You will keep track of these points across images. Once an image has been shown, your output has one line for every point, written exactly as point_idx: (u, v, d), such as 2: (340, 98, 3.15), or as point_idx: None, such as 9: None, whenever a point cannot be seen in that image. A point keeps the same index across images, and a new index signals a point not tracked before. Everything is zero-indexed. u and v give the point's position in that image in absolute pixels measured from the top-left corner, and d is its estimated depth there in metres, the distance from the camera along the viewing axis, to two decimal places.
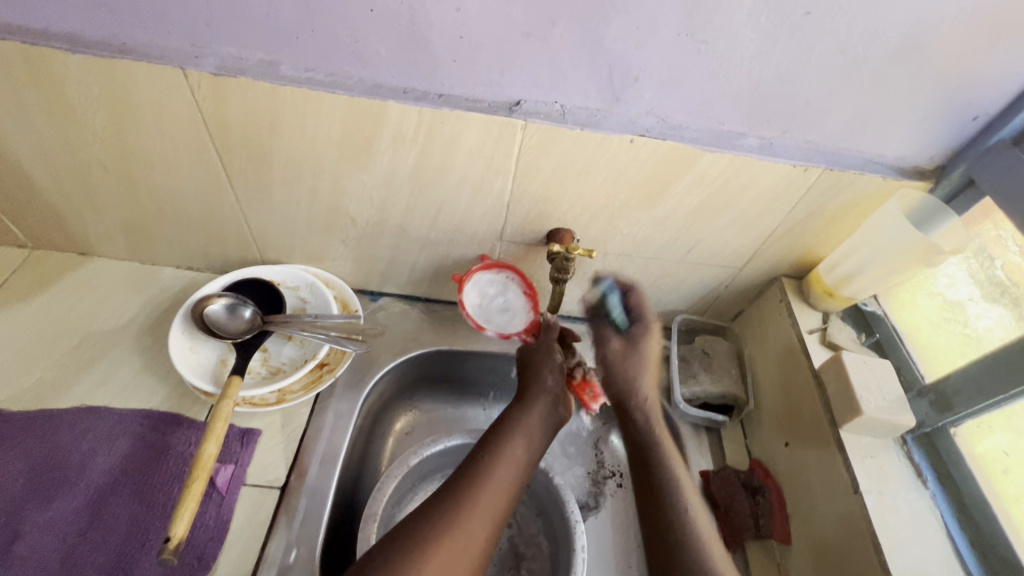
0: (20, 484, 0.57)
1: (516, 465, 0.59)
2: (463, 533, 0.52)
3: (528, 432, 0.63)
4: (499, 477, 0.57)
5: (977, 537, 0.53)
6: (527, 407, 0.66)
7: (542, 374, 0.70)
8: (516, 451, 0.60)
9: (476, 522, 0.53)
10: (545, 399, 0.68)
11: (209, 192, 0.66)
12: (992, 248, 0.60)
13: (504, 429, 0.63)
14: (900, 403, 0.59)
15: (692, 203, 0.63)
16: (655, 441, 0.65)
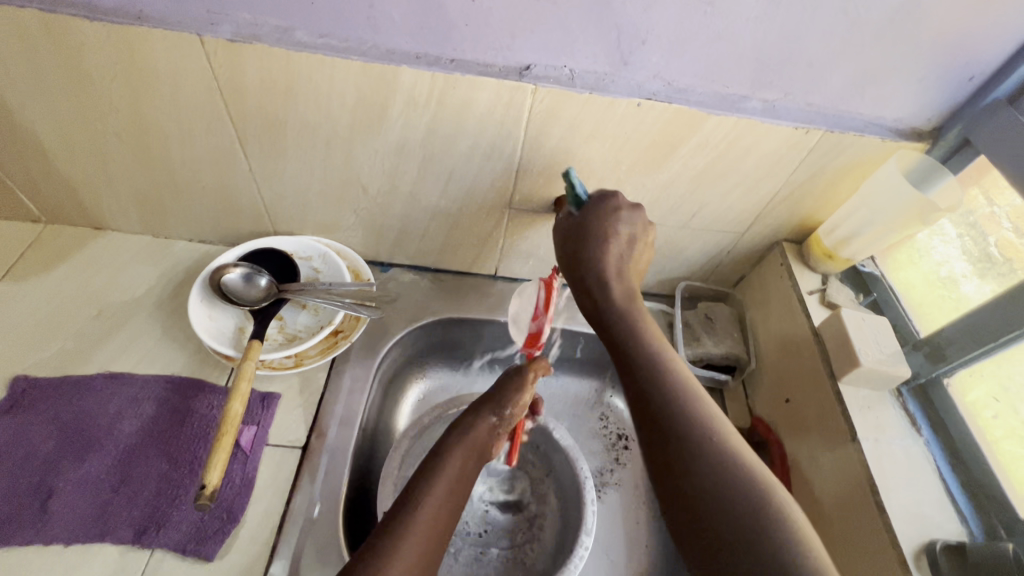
0: (53, 445, 0.60)
1: (461, 474, 0.58)
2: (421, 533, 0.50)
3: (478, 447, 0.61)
4: (448, 484, 0.56)
5: (968, 478, 0.56)
6: (481, 419, 0.63)
7: (511, 394, 0.65)
8: (463, 463, 0.59)
9: (428, 524, 0.51)
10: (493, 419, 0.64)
11: (223, 162, 0.67)
12: (987, 224, 0.62)
13: (451, 437, 0.61)
14: (897, 356, 0.61)
15: (697, 167, 0.64)
16: (621, 312, 0.55)
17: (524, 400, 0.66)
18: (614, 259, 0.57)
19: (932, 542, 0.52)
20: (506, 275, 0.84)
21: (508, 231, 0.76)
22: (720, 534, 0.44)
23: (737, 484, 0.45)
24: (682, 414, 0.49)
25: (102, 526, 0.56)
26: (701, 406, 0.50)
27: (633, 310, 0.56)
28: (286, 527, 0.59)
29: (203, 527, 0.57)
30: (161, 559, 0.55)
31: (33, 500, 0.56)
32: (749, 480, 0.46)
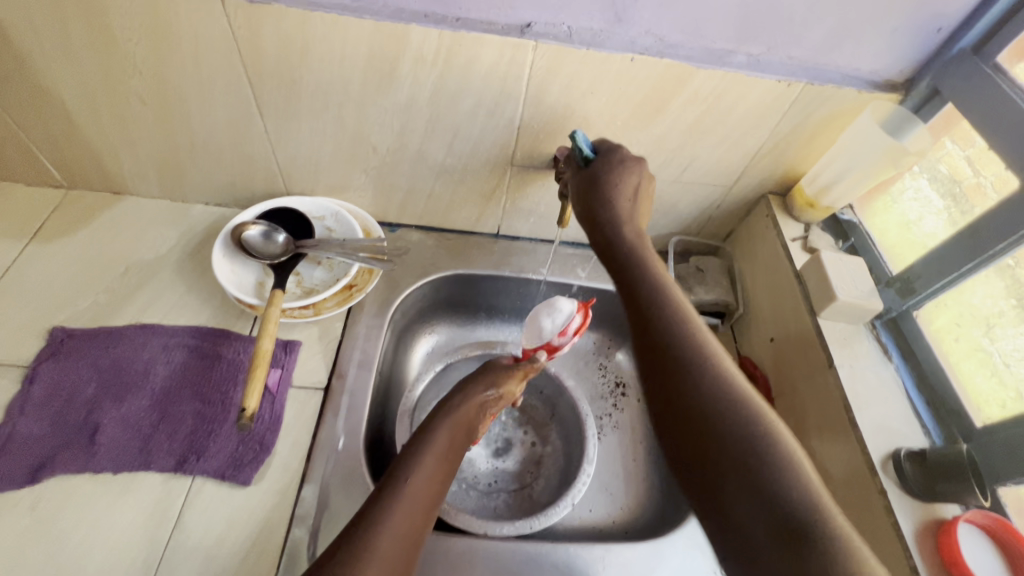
0: (94, 387, 0.65)
1: (449, 446, 0.59)
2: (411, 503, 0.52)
3: (465, 425, 0.62)
4: (435, 456, 0.57)
5: (933, 397, 0.63)
6: (469, 397, 0.64)
7: (501, 380, 0.66)
8: (449, 439, 0.60)
9: (418, 494, 0.53)
10: (484, 400, 0.64)
11: (240, 124, 0.70)
12: (962, 181, 0.65)
13: (441, 412, 0.62)
14: (871, 292, 0.67)
15: (687, 121, 0.69)
16: (627, 240, 0.62)
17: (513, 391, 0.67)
18: (627, 209, 0.63)
19: (898, 451, 0.57)
20: (508, 233, 0.88)
21: (510, 189, 0.80)
22: (733, 455, 0.47)
23: (750, 419, 0.48)
24: (698, 351, 0.53)
25: (146, 456, 0.61)
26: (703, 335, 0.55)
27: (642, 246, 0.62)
28: (314, 457, 0.64)
29: (238, 457, 0.62)
30: (201, 485, 0.60)
31: (81, 434, 0.61)
32: (749, 420, 0.48)
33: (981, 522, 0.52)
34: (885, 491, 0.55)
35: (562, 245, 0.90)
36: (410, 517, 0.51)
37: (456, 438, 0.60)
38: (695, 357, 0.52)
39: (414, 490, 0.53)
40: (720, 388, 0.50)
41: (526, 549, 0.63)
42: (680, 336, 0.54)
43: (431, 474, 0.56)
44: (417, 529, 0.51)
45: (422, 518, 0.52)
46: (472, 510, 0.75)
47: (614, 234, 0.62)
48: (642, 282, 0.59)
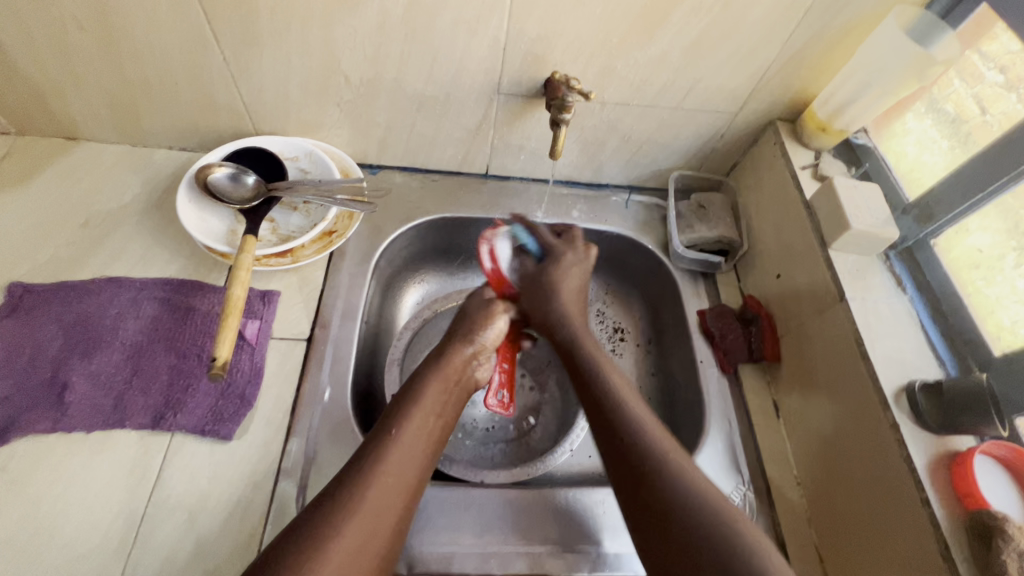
0: (60, 343, 0.60)
1: (438, 408, 0.57)
2: (397, 469, 0.50)
3: (453, 379, 0.61)
4: (422, 420, 0.55)
5: (948, 329, 0.59)
6: (455, 351, 0.63)
7: (483, 324, 0.66)
8: (436, 399, 0.57)
9: (404, 459, 0.51)
10: (470, 349, 0.64)
11: (194, 53, 0.63)
12: (962, 112, 0.62)
13: (428, 373, 0.60)
14: (887, 220, 0.62)
15: (690, 35, 0.62)
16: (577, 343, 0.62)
17: (499, 323, 0.67)
18: (568, 279, 0.69)
19: (911, 383, 0.54)
20: (497, 172, 0.83)
21: (498, 122, 0.74)
22: (663, 504, 0.45)
23: (689, 486, 0.46)
24: (630, 413, 0.53)
25: (121, 414, 0.58)
26: (630, 406, 0.54)
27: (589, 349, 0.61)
28: (299, 409, 0.61)
29: (219, 411, 0.59)
30: (181, 442, 0.58)
31: (48, 393, 0.57)
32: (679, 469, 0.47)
33: (998, 454, 0.50)
34: (898, 425, 0.52)
35: (556, 185, 0.85)
36: (399, 487, 0.49)
37: (443, 399, 0.58)
38: (633, 422, 0.52)
39: (402, 443, 0.52)
40: (647, 438, 0.51)
41: (525, 494, 0.61)
42: (633, 411, 0.53)
43: (418, 440, 0.53)
44: (407, 494, 0.50)
45: (411, 486, 0.50)
46: (469, 459, 0.73)
47: (551, 306, 0.67)
48: (589, 369, 0.59)
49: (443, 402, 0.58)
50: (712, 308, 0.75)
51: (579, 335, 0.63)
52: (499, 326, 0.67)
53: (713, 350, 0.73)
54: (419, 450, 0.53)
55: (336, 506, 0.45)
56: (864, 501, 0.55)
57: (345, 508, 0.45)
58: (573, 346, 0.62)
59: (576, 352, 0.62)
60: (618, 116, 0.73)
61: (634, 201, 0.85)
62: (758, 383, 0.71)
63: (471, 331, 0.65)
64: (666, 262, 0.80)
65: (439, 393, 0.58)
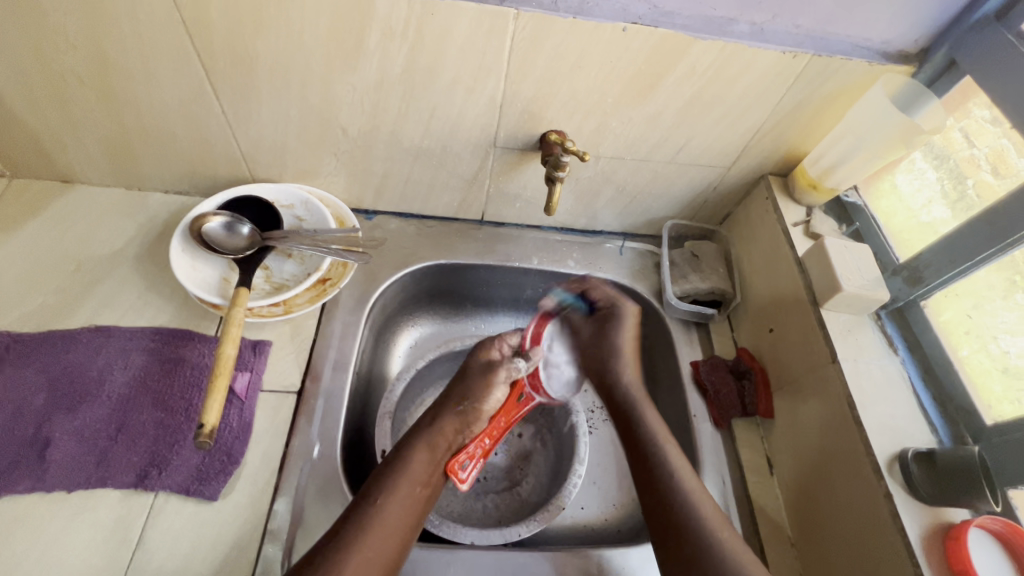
0: (44, 397, 0.59)
1: (424, 479, 0.57)
2: (380, 543, 0.51)
3: (443, 447, 0.61)
4: (409, 489, 0.55)
5: (939, 393, 0.60)
6: (445, 419, 0.64)
7: (483, 390, 0.67)
8: (424, 464, 0.58)
9: (387, 533, 0.51)
10: (466, 425, 0.65)
11: (193, 105, 0.64)
12: (965, 168, 0.62)
13: (415, 442, 0.60)
14: (877, 282, 0.63)
15: (683, 96, 0.63)
16: (635, 401, 0.66)
17: (498, 394, 0.68)
18: (626, 352, 0.70)
19: (904, 451, 0.54)
20: (493, 219, 0.83)
21: (494, 173, 0.74)
22: None
23: None
24: (666, 459, 0.59)
25: (103, 472, 0.57)
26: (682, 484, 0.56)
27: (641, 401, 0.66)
28: (287, 466, 0.60)
29: (204, 469, 0.58)
30: (165, 501, 0.56)
31: (30, 451, 0.56)
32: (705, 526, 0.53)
33: (993, 528, 0.51)
34: (891, 495, 0.52)
35: (550, 231, 0.85)
36: (380, 559, 0.50)
37: (431, 468, 0.59)
38: (677, 485, 0.56)
39: (389, 514, 0.52)
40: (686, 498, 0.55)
41: (516, 555, 0.60)
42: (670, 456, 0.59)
43: (402, 511, 0.53)
44: (390, 564, 0.51)
45: (394, 559, 0.51)
46: (458, 513, 0.71)
47: (609, 350, 0.70)
48: (638, 422, 0.63)
49: (430, 473, 0.58)
50: (705, 359, 0.75)
51: (633, 396, 0.67)
52: (497, 399, 0.68)
53: (706, 404, 0.72)
54: (406, 519, 0.53)
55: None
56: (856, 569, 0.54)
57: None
58: (630, 404, 0.66)
59: (628, 408, 0.66)
60: (612, 169, 0.74)
61: (627, 248, 0.86)
62: (752, 438, 0.71)
63: (472, 406, 0.66)
64: (660, 313, 0.80)
65: (425, 462, 0.59)
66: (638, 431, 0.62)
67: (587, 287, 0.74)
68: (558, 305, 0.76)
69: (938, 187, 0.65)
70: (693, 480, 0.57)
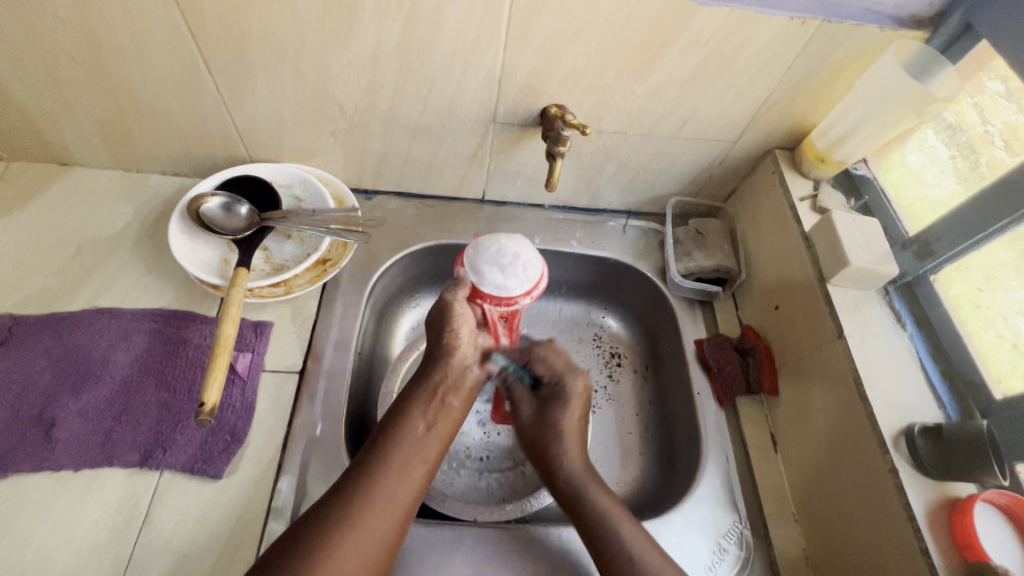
0: (48, 378, 0.60)
1: (426, 422, 0.57)
2: (390, 490, 0.51)
3: (443, 390, 0.58)
4: (410, 432, 0.55)
5: (947, 367, 0.59)
6: (439, 360, 0.59)
7: (447, 317, 0.58)
8: (424, 409, 0.57)
9: (397, 479, 0.52)
10: (462, 357, 0.59)
11: (187, 83, 0.63)
12: (977, 144, 0.61)
13: (417, 389, 0.58)
14: (886, 256, 0.62)
15: (687, 67, 0.61)
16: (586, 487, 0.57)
17: (465, 318, 0.59)
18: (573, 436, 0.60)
19: (911, 426, 0.54)
20: (494, 198, 0.82)
21: (494, 150, 0.73)
22: None
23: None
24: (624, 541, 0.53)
25: (108, 451, 0.57)
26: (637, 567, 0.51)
27: (588, 480, 0.57)
28: (290, 444, 0.60)
29: (208, 449, 0.58)
30: (171, 479, 0.57)
31: (35, 431, 0.57)
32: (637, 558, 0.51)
33: (1000, 502, 0.50)
34: (897, 470, 0.51)
35: (552, 210, 0.84)
36: (391, 505, 0.51)
37: (433, 408, 0.57)
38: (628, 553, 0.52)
39: (393, 457, 0.53)
40: (623, 546, 0.52)
41: (519, 532, 0.61)
42: (607, 509, 0.55)
43: (408, 455, 0.54)
44: (402, 510, 0.52)
45: (406, 504, 0.52)
46: (462, 491, 0.71)
47: (550, 425, 0.60)
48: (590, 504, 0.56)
49: (434, 414, 0.57)
50: (709, 337, 0.75)
51: (580, 478, 0.57)
52: (466, 320, 0.59)
53: (711, 382, 0.72)
54: (413, 466, 0.54)
55: (327, 531, 0.48)
56: (854, 519, 0.55)
57: (337, 532, 0.48)
58: (574, 489, 0.57)
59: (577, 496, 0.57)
60: (615, 144, 0.72)
61: (630, 226, 0.84)
62: (756, 414, 0.70)
63: (443, 343, 0.58)
64: (664, 291, 0.79)
65: (426, 405, 0.57)
66: (582, 505, 0.56)
67: (534, 351, 0.64)
68: (505, 373, 0.64)
69: (950, 163, 0.64)
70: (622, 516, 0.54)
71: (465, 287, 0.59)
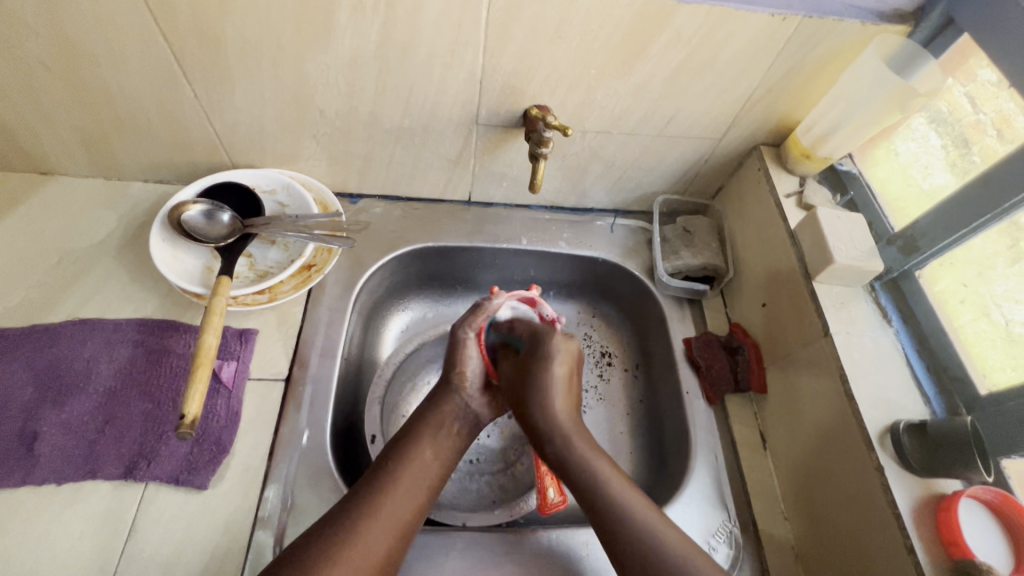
0: (30, 391, 0.59)
1: (436, 448, 0.57)
2: (394, 509, 0.51)
3: (449, 419, 0.60)
4: (419, 457, 0.55)
5: (934, 363, 0.59)
6: (444, 393, 0.62)
7: (459, 354, 0.63)
8: (435, 433, 0.58)
9: (400, 502, 0.52)
10: (465, 392, 0.62)
11: (164, 89, 0.62)
12: (971, 134, 0.60)
13: (424, 419, 0.59)
14: (871, 252, 0.62)
15: (669, 65, 0.61)
16: (568, 442, 0.56)
17: (472, 354, 0.64)
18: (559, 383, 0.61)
19: (896, 423, 0.54)
20: (480, 200, 0.82)
21: (478, 151, 0.73)
22: None
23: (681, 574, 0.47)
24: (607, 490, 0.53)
25: (92, 464, 0.57)
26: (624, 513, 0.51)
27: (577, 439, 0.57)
28: (277, 452, 0.60)
29: (193, 460, 0.58)
30: (156, 491, 0.56)
31: (17, 445, 0.56)
32: (631, 518, 0.51)
33: (985, 498, 0.50)
34: (883, 468, 0.51)
35: (539, 210, 0.84)
36: (388, 525, 0.50)
37: (442, 433, 0.58)
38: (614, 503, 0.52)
39: (399, 479, 0.53)
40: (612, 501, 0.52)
41: (508, 536, 0.61)
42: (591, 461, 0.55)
43: (414, 477, 0.54)
44: (400, 532, 0.50)
45: (404, 526, 0.51)
46: (452, 495, 0.71)
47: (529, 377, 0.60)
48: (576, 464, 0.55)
49: (439, 441, 0.58)
50: (697, 336, 0.74)
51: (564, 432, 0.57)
52: (474, 359, 0.64)
53: (699, 381, 0.72)
54: (418, 489, 0.53)
55: (322, 549, 0.46)
56: (844, 518, 0.55)
57: (332, 550, 0.46)
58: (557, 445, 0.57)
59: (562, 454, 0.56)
60: (599, 144, 0.72)
61: (618, 225, 0.84)
62: (744, 413, 0.70)
63: (451, 381, 0.63)
64: (652, 290, 0.79)
65: (437, 431, 0.58)
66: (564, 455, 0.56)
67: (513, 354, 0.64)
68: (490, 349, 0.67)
69: (941, 153, 0.63)
70: (620, 481, 0.54)
71: (477, 325, 0.64)
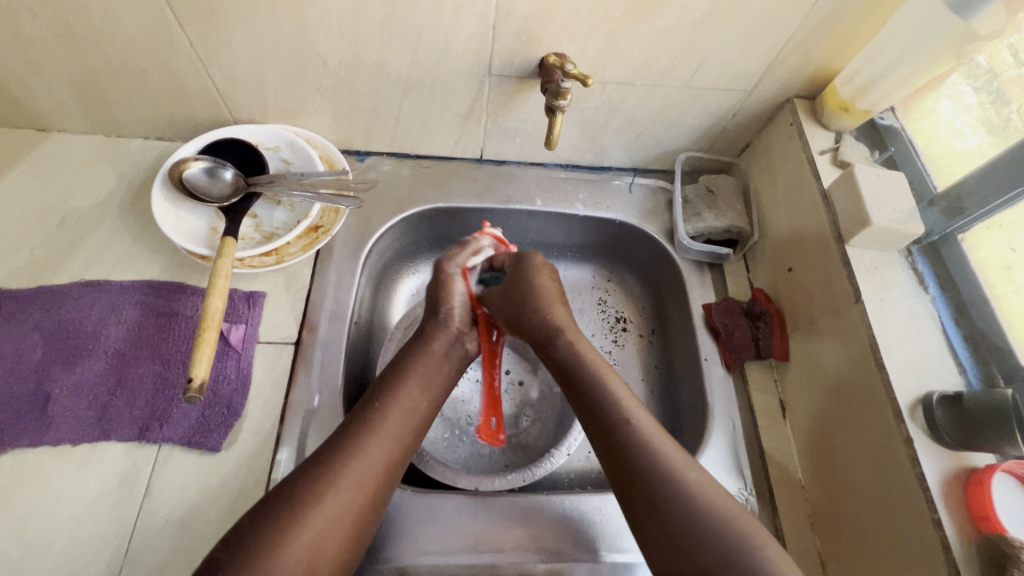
0: (40, 352, 0.59)
1: (422, 388, 0.55)
2: (379, 447, 0.49)
3: (440, 358, 0.58)
4: (408, 397, 0.54)
5: (972, 333, 0.56)
6: (438, 330, 0.60)
7: (445, 291, 0.62)
8: (421, 380, 0.56)
9: (385, 447, 0.50)
10: (454, 327, 0.61)
11: (157, 36, 0.58)
12: (1010, 90, 0.59)
13: (413, 360, 0.57)
14: (912, 214, 0.58)
15: (698, 8, 0.56)
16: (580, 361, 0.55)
17: (459, 288, 0.63)
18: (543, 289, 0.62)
19: (929, 395, 0.51)
20: (493, 157, 0.78)
21: (491, 105, 0.68)
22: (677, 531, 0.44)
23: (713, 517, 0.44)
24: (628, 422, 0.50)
25: (106, 426, 0.57)
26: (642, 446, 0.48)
27: (584, 362, 0.55)
28: (288, 417, 0.60)
29: (205, 422, 0.58)
30: (168, 453, 0.57)
31: (31, 406, 0.56)
32: (643, 443, 0.48)
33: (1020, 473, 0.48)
34: (912, 440, 0.49)
35: (554, 168, 0.80)
36: (368, 468, 0.48)
37: (430, 377, 0.56)
38: (634, 438, 0.49)
39: (387, 419, 0.51)
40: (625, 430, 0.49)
41: (519, 501, 0.60)
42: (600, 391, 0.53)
43: (400, 419, 0.52)
44: (381, 476, 0.49)
45: (388, 469, 0.50)
46: (464, 459, 0.71)
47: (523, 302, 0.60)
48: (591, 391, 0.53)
49: (428, 379, 0.56)
50: (717, 302, 0.71)
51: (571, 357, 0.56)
52: (460, 293, 0.63)
53: (718, 348, 0.69)
54: (402, 430, 0.52)
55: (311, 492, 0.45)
56: (869, 491, 0.53)
57: (318, 495, 0.45)
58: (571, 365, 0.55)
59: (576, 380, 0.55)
60: (620, 97, 0.67)
61: (637, 184, 0.80)
62: (765, 381, 0.68)
63: (438, 315, 0.61)
64: (670, 253, 0.76)
65: (425, 373, 0.56)
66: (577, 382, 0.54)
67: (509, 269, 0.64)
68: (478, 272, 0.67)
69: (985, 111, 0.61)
70: (633, 405, 0.52)
71: (462, 261, 0.64)
